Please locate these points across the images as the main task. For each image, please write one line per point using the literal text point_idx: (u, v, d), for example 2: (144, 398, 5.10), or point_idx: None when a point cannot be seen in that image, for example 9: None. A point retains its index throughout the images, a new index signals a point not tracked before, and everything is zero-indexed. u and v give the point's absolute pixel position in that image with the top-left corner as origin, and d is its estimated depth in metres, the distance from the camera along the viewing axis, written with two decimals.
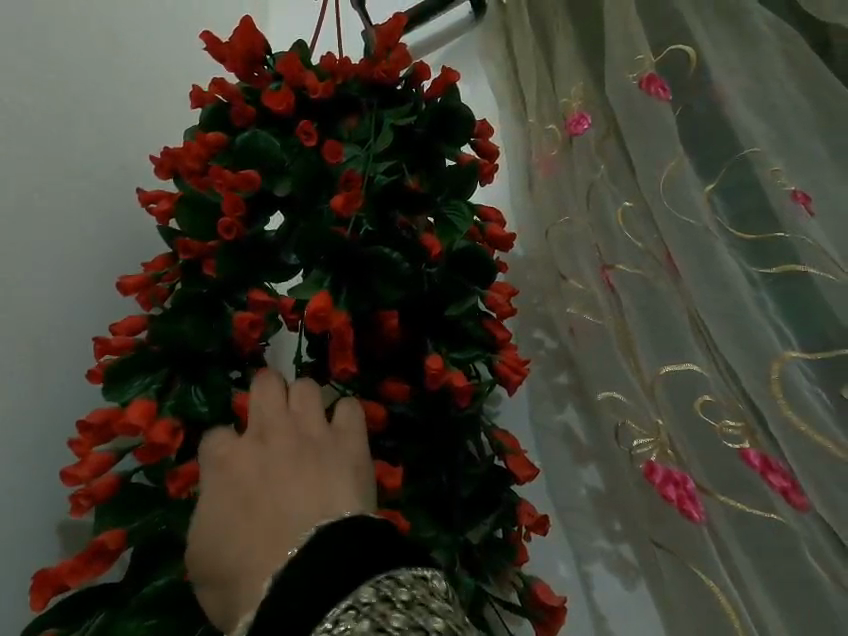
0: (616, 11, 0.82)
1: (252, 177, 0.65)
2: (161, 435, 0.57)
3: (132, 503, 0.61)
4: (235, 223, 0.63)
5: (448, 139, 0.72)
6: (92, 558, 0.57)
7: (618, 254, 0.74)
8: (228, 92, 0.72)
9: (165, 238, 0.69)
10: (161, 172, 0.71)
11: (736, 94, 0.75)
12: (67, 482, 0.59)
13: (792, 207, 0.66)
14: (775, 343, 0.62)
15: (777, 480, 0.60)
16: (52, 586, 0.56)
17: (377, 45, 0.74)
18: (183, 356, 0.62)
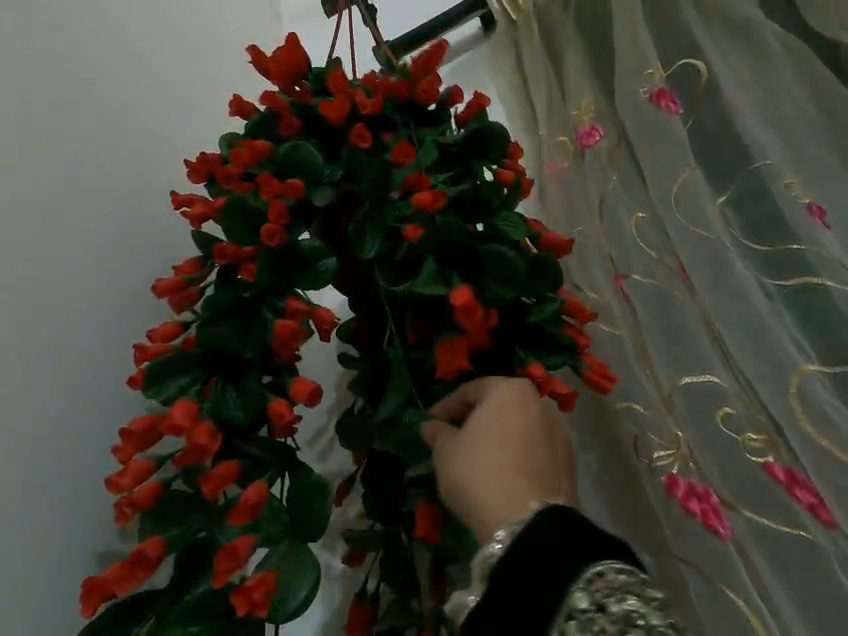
0: (623, 25, 0.82)
1: (298, 186, 0.65)
2: (203, 438, 0.56)
3: (172, 509, 0.60)
4: (277, 231, 0.63)
5: (485, 161, 0.72)
6: (134, 565, 0.56)
7: (632, 264, 0.73)
8: (274, 101, 0.71)
9: (200, 245, 0.70)
10: (194, 176, 0.71)
11: (746, 105, 0.75)
12: (111, 490, 0.58)
13: (808, 221, 0.66)
14: (793, 356, 0.61)
15: (804, 496, 0.58)
16: (101, 595, 0.55)
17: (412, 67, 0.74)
18: (222, 360, 0.63)
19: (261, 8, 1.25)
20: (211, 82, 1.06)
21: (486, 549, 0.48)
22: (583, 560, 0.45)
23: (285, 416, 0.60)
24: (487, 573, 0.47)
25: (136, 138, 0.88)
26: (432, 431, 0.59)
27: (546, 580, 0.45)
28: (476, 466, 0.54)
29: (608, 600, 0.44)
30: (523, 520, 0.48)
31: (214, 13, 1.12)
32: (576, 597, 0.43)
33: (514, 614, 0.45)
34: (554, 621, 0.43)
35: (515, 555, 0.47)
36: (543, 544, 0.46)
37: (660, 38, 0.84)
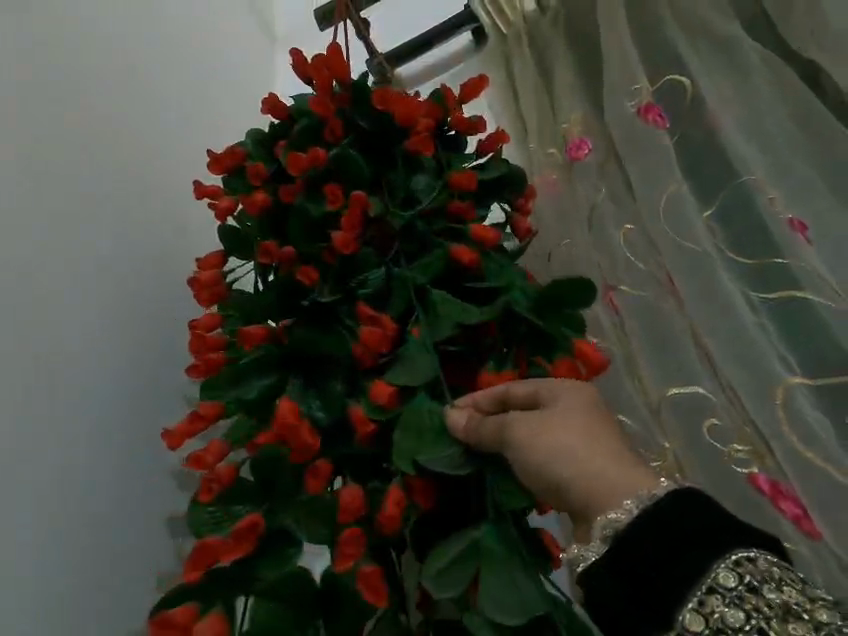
0: (611, 42, 0.84)
1: (361, 197, 0.62)
2: (309, 438, 0.54)
3: (250, 492, 0.56)
4: (351, 238, 0.61)
5: (499, 198, 0.72)
6: (242, 538, 0.52)
7: (621, 275, 0.74)
8: (324, 109, 0.67)
9: (224, 239, 0.71)
10: (215, 167, 0.71)
11: (730, 121, 0.77)
12: (194, 466, 0.57)
13: (790, 233, 0.67)
14: (778, 367, 0.62)
15: (789, 507, 0.58)
16: (207, 560, 0.51)
17: (443, 88, 0.72)
18: (302, 357, 0.60)
19: (252, 21, 1.26)
20: (208, 87, 1.06)
21: (608, 514, 0.42)
22: (729, 539, 0.39)
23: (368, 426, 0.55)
24: (608, 538, 0.41)
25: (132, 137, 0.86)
26: (465, 421, 0.52)
27: (685, 552, 0.39)
28: (549, 444, 0.46)
29: (760, 585, 0.37)
30: (653, 495, 0.41)
31: (208, 21, 1.12)
32: (721, 575, 0.37)
33: (642, 584, 0.39)
34: (695, 597, 0.37)
35: (643, 527, 0.40)
36: (669, 522, 0.40)
37: (645, 53, 0.85)
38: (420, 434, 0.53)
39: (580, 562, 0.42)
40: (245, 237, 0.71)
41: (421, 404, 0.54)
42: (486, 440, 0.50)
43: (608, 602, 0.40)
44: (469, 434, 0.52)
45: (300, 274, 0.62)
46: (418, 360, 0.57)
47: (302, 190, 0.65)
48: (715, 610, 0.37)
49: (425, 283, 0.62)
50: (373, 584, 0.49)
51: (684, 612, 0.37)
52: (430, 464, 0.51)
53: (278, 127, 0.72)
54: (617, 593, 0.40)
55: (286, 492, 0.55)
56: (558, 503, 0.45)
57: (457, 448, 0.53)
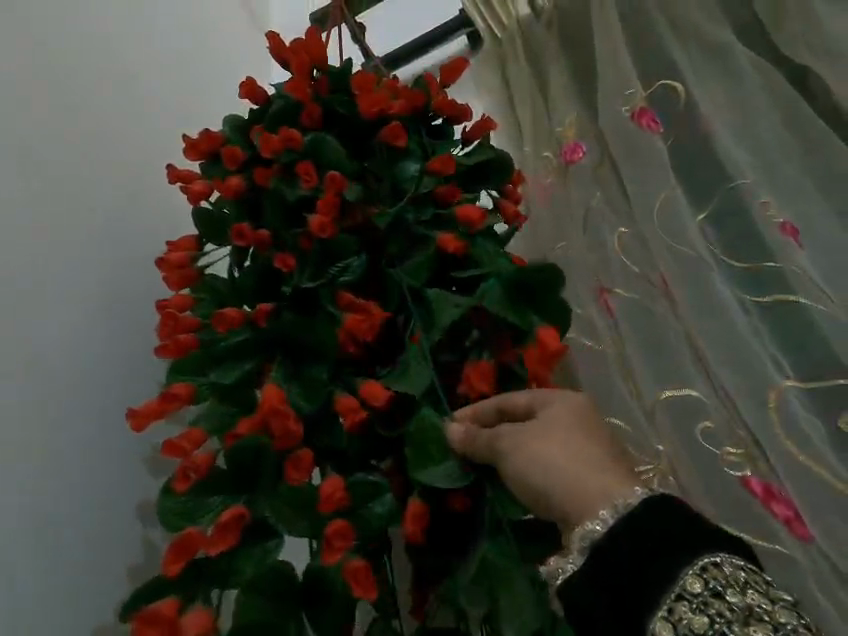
0: (606, 47, 0.85)
1: (337, 178, 0.62)
2: (294, 424, 0.53)
3: (227, 482, 0.56)
4: (327, 221, 0.60)
5: (487, 184, 0.72)
6: (222, 531, 0.51)
7: (615, 279, 0.74)
8: (300, 90, 0.68)
9: (199, 224, 0.70)
10: (191, 151, 0.70)
11: (722, 126, 0.78)
12: (168, 453, 0.55)
13: (782, 238, 0.68)
14: (771, 370, 0.62)
15: (781, 509, 0.59)
16: (188, 551, 0.51)
17: (424, 76, 0.73)
18: (286, 343, 0.60)
19: (248, 25, 1.26)
20: (205, 88, 1.06)
21: (584, 525, 0.42)
22: (694, 544, 0.39)
23: (353, 415, 0.55)
24: (585, 549, 0.41)
25: (129, 137, 0.85)
26: (462, 434, 0.52)
27: (652, 560, 0.39)
28: (538, 457, 0.46)
29: (723, 589, 0.37)
30: (627, 502, 0.41)
31: (205, 23, 1.12)
32: (688, 581, 0.37)
33: (615, 595, 0.39)
34: (663, 604, 0.37)
35: (619, 535, 0.40)
36: (642, 530, 0.40)
37: (639, 58, 0.86)
38: (431, 457, 0.53)
39: (559, 575, 0.42)
40: (219, 220, 0.70)
41: (425, 414, 0.54)
42: (481, 452, 0.50)
43: (583, 612, 0.39)
44: (466, 445, 0.52)
45: (277, 261, 0.62)
46: (415, 373, 0.56)
47: (278, 174, 0.65)
48: (683, 616, 0.36)
49: (420, 285, 0.61)
50: (361, 576, 0.50)
51: (654, 620, 0.37)
52: (433, 482, 0.51)
53: (256, 111, 0.72)
54: (592, 604, 0.39)
55: (265, 483, 0.55)
56: (549, 515, 0.45)
57: (455, 461, 0.53)
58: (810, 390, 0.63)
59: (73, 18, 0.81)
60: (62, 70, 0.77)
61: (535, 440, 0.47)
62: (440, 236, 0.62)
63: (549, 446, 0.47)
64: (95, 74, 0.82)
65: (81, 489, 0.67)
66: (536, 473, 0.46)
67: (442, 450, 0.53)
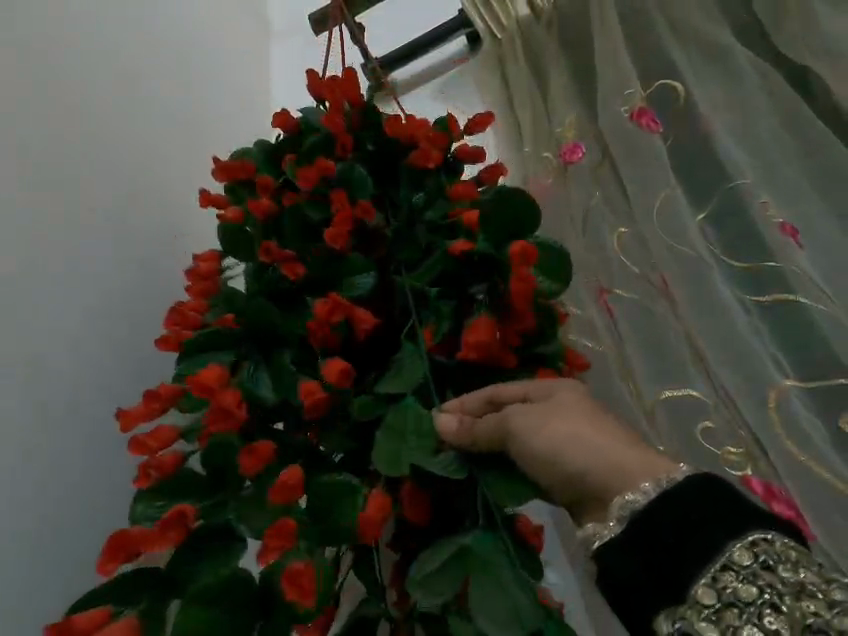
0: (606, 48, 0.85)
1: (365, 205, 0.63)
2: (228, 399, 0.54)
3: (191, 483, 0.54)
4: (342, 235, 0.61)
5: None
6: (166, 528, 0.49)
7: (615, 279, 0.74)
8: (334, 123, 0.67)
9: (223, 241, 0.70)
10: (220, 174, 0.69)
11: (722, 126, 0.78)
12: (134, 451, 0.54)
13: (783, 238, 0.68)
14: (772, 370, 0.62)
15: (781, 508, 0.56)
16: (123, 551, 0.48)
17: (449, 117, 0.73)
18: (261, 334, 0.60)
19: (250, 28, 1.27)
20: (206, 90, 1.06)
21: (625, 496, 0.41)
22: (743, 519, 0.39)
23: (314, 396, 0.54)
24: (625, 516, 0.41)
25: (129, 138, 0.85)
26: (456, 426, 0.51)
27: (698, 530, 0.39)
28: (549, 438, 0.46)
29: (775, 564, 0.37)
30: (671, 478, 0.41)
31: (207, 24, 1.13)
32: (736, 553, 0.37)
33: (655, 561, 0.39)
34: (709, 572, 0.37)
35: (664, 504, 0.40)
36: (686, 500, 0.40)
37: (638, 59, 0.86)
38: (404, 436, 0.51)
39: (596, 540, 0.41)
40: (242, 241, 0.69)
41: (409, 404, 0.53)
42: (484, 441, 0.50)
43: (622, 579, 0.39)
44: (462, 436, 0.51)
45: (285, 267, 0.62)
46: (411, 367, 0.56)
47: (308, 199, 0.66)
48: (729, 585, 0.37)
49: (424, 286, 0.61)
50: (300, 577, 0.44)
51: (696, 586, 0.37)
52: (425, 466, 0.49)
53: (287, 139, 0.72)
54: (633, 570, 0.39)
55: (233, 483, 0.54)
56: (569, 496, 0.45)
57: (446, 454, 0.51)
58: (810, 390, 0.63)
59: (75, 19, 0.82)
60: (64, 69, 0.78)
61: (537, 422, 0.47)
62: (451, 244, 0.60)
63: (550, 427, 0.47)
64: (96, 74, 0.83)
65: (80, 489, 0.67)
66: (544, 457, 0.46)
67: (427, 439, 0.51)
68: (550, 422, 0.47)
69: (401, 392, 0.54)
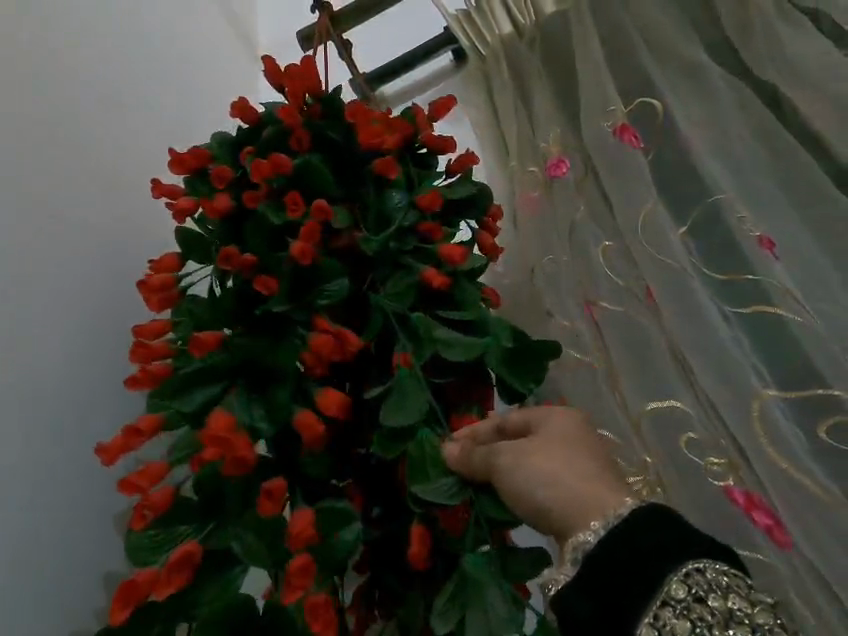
0: (589, 63, 0.87)
1: (282, 162, 0.62)
2: (219, 428, 0.51)
3: (192, 511, 0.55)
4: (308, 248, 0.58)
5: (464, 217, 0.72)
6: (169, 575, 0.50)
7: (601, 292, 0.75)
8: (290, 117, 0.66)
9: (181, 243, 0.69)
10: (176, 165, 0.68)
11: (699, 141, 0.80)
12: (125, 491, 0.54)
13: (761, 251, 0.69)
14: (753, 381, 0.63)
15: (761, 518, 0.58)
16: (133, 597, 0.50)
17: (414, 108, 0.72)
18: (253, 368, 0.58)
19: (236, 39, 1.27)
20: (195, 101, 1.05)
21: (578, 536, 0.41)
22: (682, 551, 0.39)
23: (315, 428, 0.54)
24: (575, 559, 0.41)
25: (122, 150, 0.85)
26: (459, 452, 0.52)
27: (643, 566, 0.39)
28: (548, 467, 0.45)
29: (706, 594, 0.37)
30: (618, 515, 0.41)
31: (193, 34, 1.11)
32: (672, 587, 0.37)
33: (600, 597, 0.39)
34: (649, 611, 0.37)
35: (611, 543, 0.40)
36: (634, 535, 0.40)
37: (618, 77, 0.88)
38: (425, 466, 0.52)
39: (552, 586, 0.41)
40: (200, 240, 0.69)
41: (424, 437, 0.53)
42: (475, 467, 0.50)
43: (580, 622, 0.38)
44: (463, 465, 0.51)
45: (256, 283, 0.59)
46: (412, 398, 0.54)
47: (266, 196, 0.64)
48: (668, 622, 0.36)
49: (406, 309, 0.60)
50: (320, 610, 0.48)
51: (640, 625, 0.36)
52: (418, 490, 0.50)
53: (246, 131, 0.71)
54: (588, 609, 0.39)
55: (228, 508, 0.55)
56: (548, 528, 0.44)
57: (452, 478, 0.52)
58: (791, 399, 0.63)
59: (65, 28, 0.80)
60: (53, 76, 0.76)
61: (538, 447, 0.47)
62: (427, 269, 0.62)
63: (551, 452, 0.46)
64: (84, 83, 0.81)
65: (62, 510, 0.64)
66: (544, 485, 0.45)
67: (439, 467, 0.52)
68: (555, 447, 0.47)
69: (404, 421, 0.53)
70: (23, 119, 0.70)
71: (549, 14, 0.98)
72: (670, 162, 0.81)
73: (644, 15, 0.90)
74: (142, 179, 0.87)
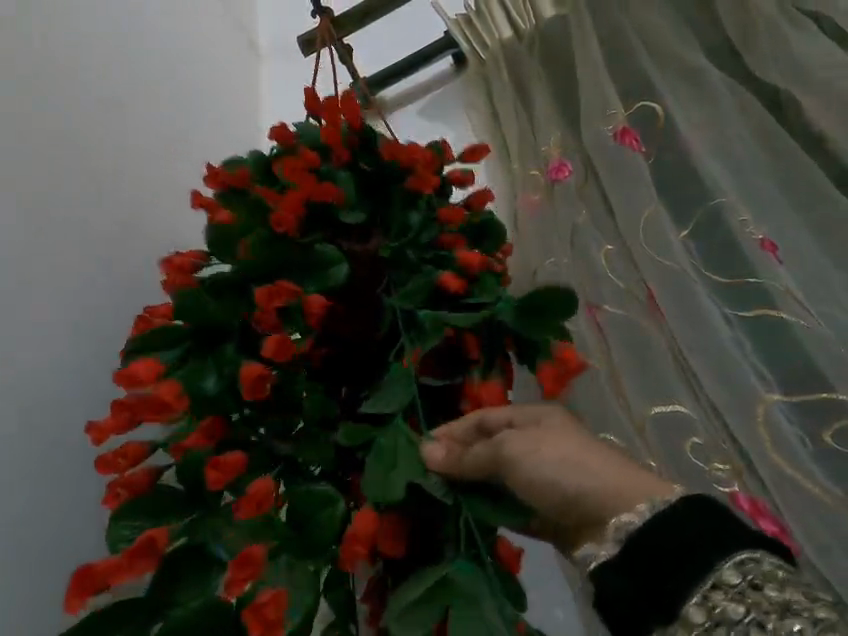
0: (589, 67, 0.87)
1: (310, 158, 0.63)
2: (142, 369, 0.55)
3: (162, 506, 0.55)
4: (288, 217, 0.60)
5: (482, 247, 0.71)
6: (134, 557, 0.49)
7: (603, 295, 0.74)
8: (332, 137, 0.65)
9: (214, 242, 0.64)
10: (212, 178, 0.68)
11: (700, 144, 0.79)
12: (100, 470, 0.56)
13: (762, 253, 0.69)
14: (756, 384, 0.62)
15: (768, 525, 0.56)
16: (89, 583, 0.48)
17: (443, 144, 0.73)
18: (202, 331, 0.59)
19: (237, 45, 1.27)
20: (197, 107, 1.06)
21: (619, 517, 0.40)
22: (734, 536, 0.38)
23: (251, 371, 0.55)
24: (621, 539, 0.40)
25: (124, 156, 0.85)
26: (444, 455, 0.51)
27: (691, 551, 0.38)
28: (545, 461, 0.45)
29: (763, 582, 0.36)
30: (666, 500, 0.40)
31: (194, 40, 1.12)
32: (726, 572, 0.36)
33: (645, 578, 0.38)
34: (698, 592, 0.36)
35: (658, 526, 0.39)
36: (679, 519, 0.39)
37: (618, 79, 0.88)
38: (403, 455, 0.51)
39: (591, 561, 0.40)
40: (222, 239, 0.64)
41: (399, 429, 0.53)
42: (469, 468, 0.50)
43: (618, 600, 0.38)
44: (452, 467, 0.51)
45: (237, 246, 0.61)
46: (404, 390, 0.55)
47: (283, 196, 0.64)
48: (718, 604, 0.36)
49: (413, 309, 0.60)
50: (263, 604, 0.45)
51: (687, 606, 0.36)
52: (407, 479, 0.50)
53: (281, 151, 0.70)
54: (627, 585, 0.38)
55: (210, 502, 0.55)
56: (565, 519, 0.44)
57: (438, 479, 0.51)
58: (793, 402, 0.63)
59: (66, 35, 0.81)
60: (55, 83, 0.76)
61: (533, 445, 0.46)
62: (443, 274, 0.61)
63: (545, 450, 0.46)
64: (86, 90, 0.81)
65: (62, 516, 0.64)
66: (542, 483, 0.44)
67: (414, 461, 0.51)
68: (549, 444, 0.46)
69: (391, 411, 0.53)
70: (25, 126, 0.70)
71: (548, 18, 0.99)
72: (671, 164, 0.81)
73: (643, 19, 0.90)
74: (144, 185, 0.87)
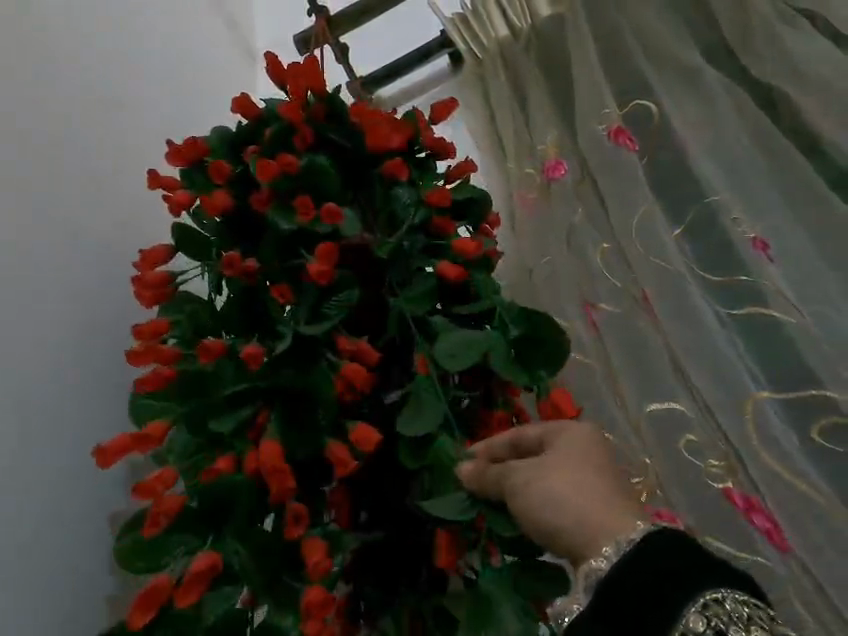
0: (585, 66, 0.87)
1: (288, 161, 0.61)
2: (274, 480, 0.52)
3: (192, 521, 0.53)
4: (326, 268, 0.57)
5: (465, 221, 0.72)
6: (190, 585, 0.49)
7: (600, 295, 0.75)
8: (293, 114, 0.65)
9: (178, 238, 0.69)
10: (175, 158, 0.68)
11: (694, 144, 0.80)
12: (138, 496, 0.53)
13: (753, 253, 0.70)
14: (748, 383, 0.63)
15: (761, 521, 0.59)
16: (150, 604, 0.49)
17: (416, 112, 0.72)
18: (279, 392, 0.57)
19: (233, 41, 1.27)
20: (194, 105, 1.05)
21: (588, 563, 0.39)
22: (698, 580, 0.36)
23: (346, 464, 0.54)
24: (591, 587, 0.38)
25: (121, 154, 0.84)
26: (474, 467, 0.50)
27: (658, 598, 0.36)
28: (567, 484, 0.43)
29: (726, 628, 0.35)
30: (629, 539, 0.39)
31: (191, 37, 1.11)
32: (691, 621, 0.35)
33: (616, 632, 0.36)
34: None
35: (625, 571, 0.38)
36: (648, 563, 0.38)
37: (614, 80, 0.88)
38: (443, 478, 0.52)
39: (566, 616, 0.39)
40: (201, 239, 0.69)
41: (439, 448, 0.53)
42: (491, 485, 0.48)
43: None
44: (477, 482, 0.49)
45: (273, 291, 0.59)
46: (427, 404, 0.54)
47: (270, 195, 0.62)
48: None
49: (421, 312, 0.61)
50: None
51: None
52: (436, 510, 0.49)
53: (247, 127, 0.70)
54: None
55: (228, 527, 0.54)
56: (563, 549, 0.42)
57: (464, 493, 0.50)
58: (785, 401, 0.63)
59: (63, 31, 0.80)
60: (52, 80, 0.76)
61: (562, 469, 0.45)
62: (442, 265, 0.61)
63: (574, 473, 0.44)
64: (83, 87, 0.81)
65: (61, 516, 0.63)
66: (563, 505, 0.42)
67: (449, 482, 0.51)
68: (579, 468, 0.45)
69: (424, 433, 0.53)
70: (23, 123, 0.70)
71: (543, 18, 0.99)
72: (666, 164, 0.81)
73: (639, 18, 0.90)
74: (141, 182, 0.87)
